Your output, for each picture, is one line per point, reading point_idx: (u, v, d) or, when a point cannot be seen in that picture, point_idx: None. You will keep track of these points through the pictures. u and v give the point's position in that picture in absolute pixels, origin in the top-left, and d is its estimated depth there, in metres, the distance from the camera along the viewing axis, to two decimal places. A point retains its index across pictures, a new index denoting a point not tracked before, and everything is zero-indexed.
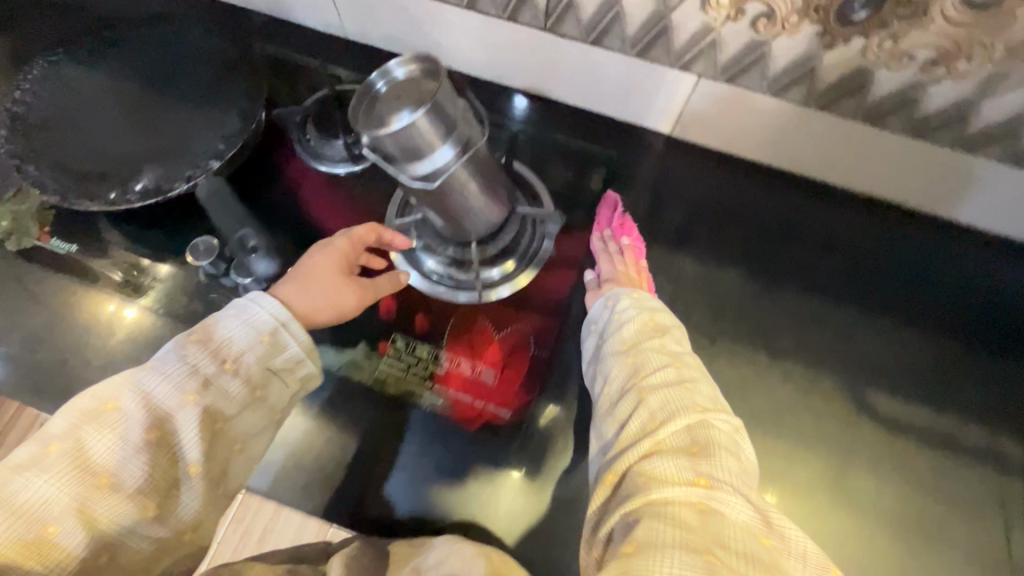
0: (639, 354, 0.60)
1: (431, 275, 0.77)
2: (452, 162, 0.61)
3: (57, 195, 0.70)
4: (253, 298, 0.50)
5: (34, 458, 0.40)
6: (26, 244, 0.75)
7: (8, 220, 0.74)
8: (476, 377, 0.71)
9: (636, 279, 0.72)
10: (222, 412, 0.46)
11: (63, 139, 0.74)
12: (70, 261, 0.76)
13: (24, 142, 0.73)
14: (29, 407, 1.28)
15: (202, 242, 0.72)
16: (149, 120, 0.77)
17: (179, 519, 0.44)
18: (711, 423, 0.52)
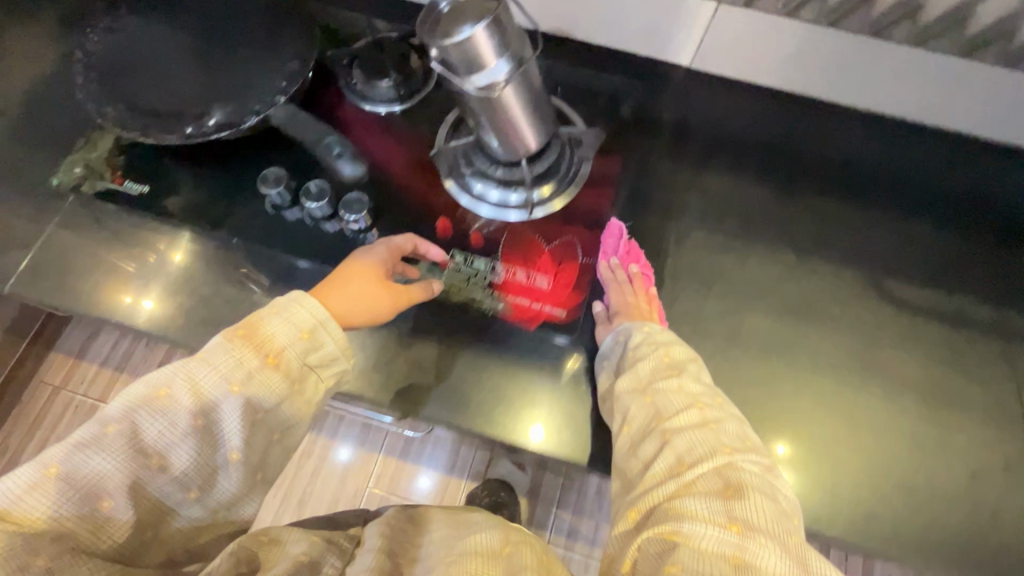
0: (657, 394, 0.57)
1: (481, 198, 0.76)
2: (508, 77, 0.60)
3: (139, 132, 0.72)
4: (297, 297, 0.52)
5: (92, 436, 0.43)
6: (101, 185, 0.78)
7: (85, 167, 0.79)
8: (530, 284, 0.72)
9: (648, 312, 0.68)
10: (262, 404, 0.48)
11: (132, 84, 0.75)
12: (142, 202, 0.77)
13: (103, 87, 0.74)
14: (62, 393, 1.35)
15: (271, 173, 0.74)
16: (215, 60, 0.76)
17: (218, 500, 0.47)
18: (742, 464, 0.49)
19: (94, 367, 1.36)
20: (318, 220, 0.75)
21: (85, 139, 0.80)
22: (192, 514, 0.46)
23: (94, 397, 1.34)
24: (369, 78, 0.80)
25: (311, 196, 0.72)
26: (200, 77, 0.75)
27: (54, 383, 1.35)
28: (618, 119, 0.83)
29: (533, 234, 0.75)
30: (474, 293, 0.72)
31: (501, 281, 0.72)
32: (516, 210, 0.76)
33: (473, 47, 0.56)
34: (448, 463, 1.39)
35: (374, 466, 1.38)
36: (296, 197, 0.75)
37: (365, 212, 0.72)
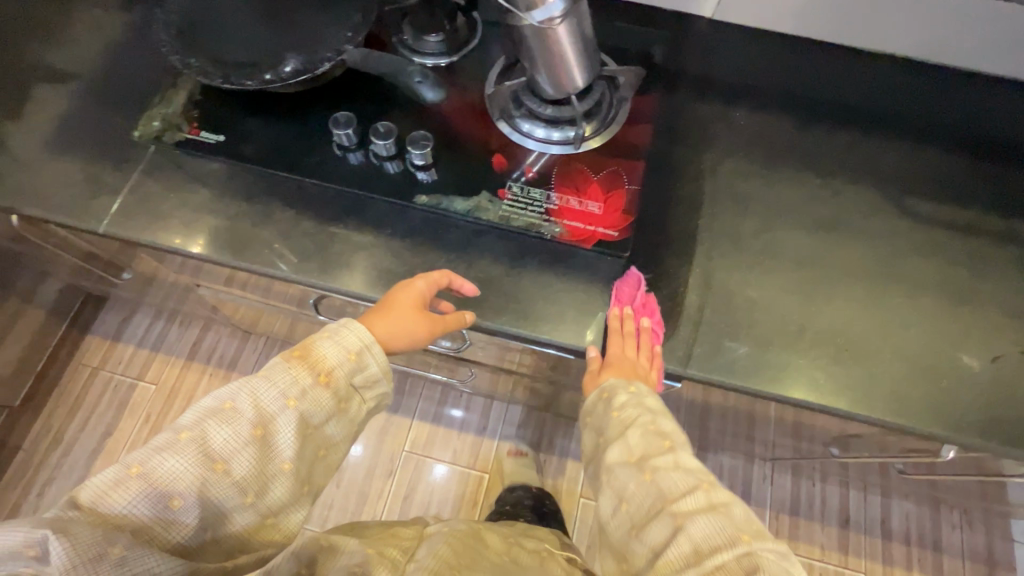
0: (655, 472, 0.53)
1: (531, 137, 0.71)
2: (563, 12, 0.58)
3: (219, 77, 0.65)
4: (345, 322, 0.56)
5: (168, 442, 0.47)
6: (180, 137, 0.70)
7: (161, 121, 0.70)
8: (582, 209, 0.68)
9: (644, 369, 0.62)
10: (313, 419, 0.53)
11: (188, 33, 0.67)
12: (220, 149, 0.69)
13: (177, 40, 0.67)
14: (100, 373, 1.42)
15: (340, 115, 0.68)
16: (286, 7, 0.69)
17: (269, 505, 0.50)
18: (760, 552, 0.46)
19: (130, 348, 1.45)
20: (380, 161, 0.69)
21: (159, 96, 0.72)
22: (245, 519, 0.49)
23: (133, 375, 1.42)
24: (417, 34, 0.75)
25: (379, 135, 0.67)
26: (262, 24, 0.68)
27: (93, 364, 1.43)
28: (651, 63, 0.78)
29: (581, 164, 0.70)
30: (530, 220, 0.67)
31: (553, 208, 0.68)
32: (559, 146, 0.71)
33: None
34: (479, 425, 1.43)
35: (408, 431, 1.42)
36: (362, 139, 0.69)
37: (430, 148, 0.68)
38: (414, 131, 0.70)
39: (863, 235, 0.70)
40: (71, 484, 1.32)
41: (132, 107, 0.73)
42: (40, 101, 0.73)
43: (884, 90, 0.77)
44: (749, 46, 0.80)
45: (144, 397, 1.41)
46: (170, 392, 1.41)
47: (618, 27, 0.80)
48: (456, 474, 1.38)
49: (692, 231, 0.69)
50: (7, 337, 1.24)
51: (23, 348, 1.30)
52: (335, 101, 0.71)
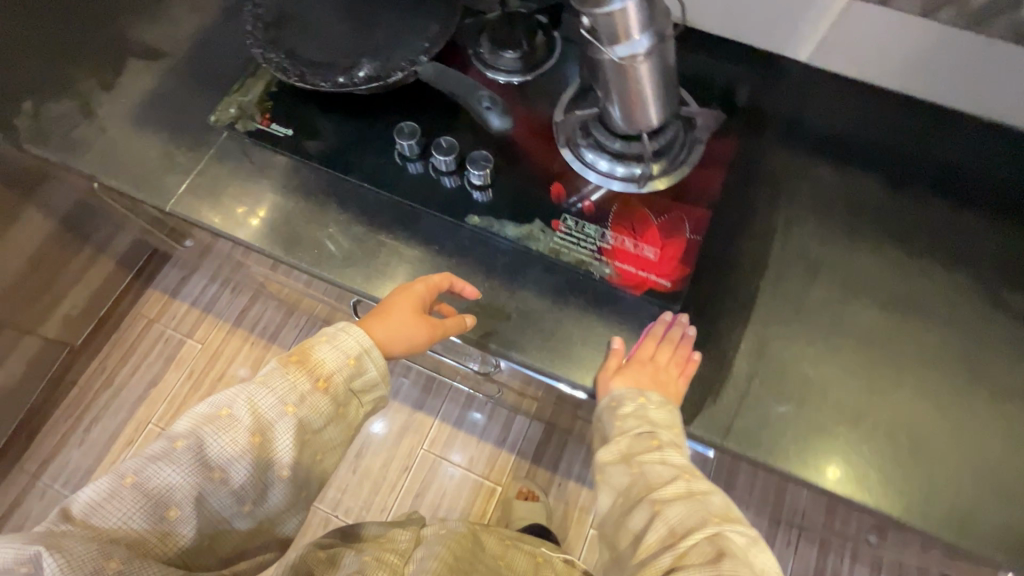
0: (642, 466, 0.55)
1: (594, 168, 0.68)
2: (646, 52, 0.56)
3: (295, 76, 0.66)
4: (344, 327, 0.59)
5: (165, 450, 0.50)
6: (251, 127, 0.72)
7: (236, 109, 0.73)
8: (636, 253, 0.64)
9: (661, 378, 0.59)
10: (312, 425, 0.55)
11: (274, 27, 0.69)
12: (286, 143, 0.70)
13: (262, 33, 0.68)
14: (154, 325, 1.51)
15: (406, 125, 0.68)
16: (368, 11, 0.69)
17: (266, 512, 0.54)
18: (727, 535, 0.48)
19: (185, 306, 1.52)
20: (438, 174, 0.69)
21: (238, 83, 0.75)
22: (245, 524, 0.53)
23: (183, 332, 1.50)
24: (493, 48, 0.74)
25: (442, 150, 0.67)
26: (343, 25, 0.68)
27: (150, 316, 1.51)
28: (732, 104, 0.73)
29: (642, 205, 0.67)
30: (581, 256, 0.65)
31: (606, 247, 0.65)
32: (621, 181, 0.68)
33: (624, 18, 0.53)
34: (498, 437, 1.42)
35: (429, 429, 1.43)
36: (423, 150, 0.69)
37: (490, 169, 0.66)
38: (475, 149, 0.68)
39: (937, 316, 0.64)
40: (115, 424, 1.41)
41: (214, 90, 0.75)
42: (133, 75, 0.76)
43: (990, 159, 0.69)
44: (844, 95, 0.74)
45: (191, 353, 1.48)
46: (215, 353, 1.48)
47: (705, 62, 0.75)
48: (468, 480, 1.38)
49: (749, 289, 0.65)
50: (77, 280, 1.33)
51: (91, 291, 1.38)
52: (404, 108, 0.71)
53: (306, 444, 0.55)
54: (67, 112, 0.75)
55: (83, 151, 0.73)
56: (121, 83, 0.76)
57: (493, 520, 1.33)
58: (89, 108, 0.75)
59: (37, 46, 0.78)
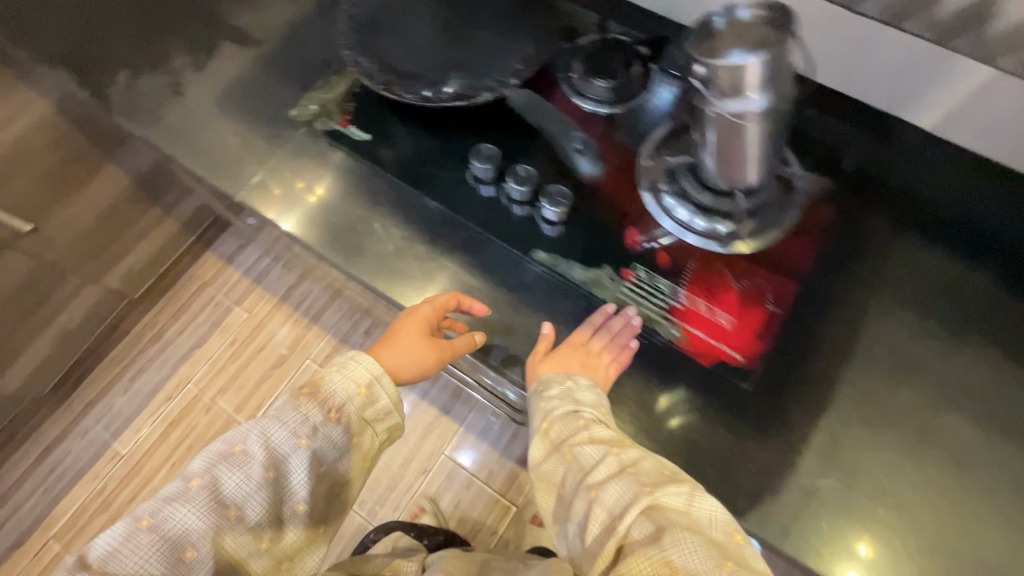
0: (571, 449, 0.58)
1: (675, 217, 0.63)
2: (760, 110, 0.51)
3: (381, 84, 0.64)
4: (354, 356, 0.64)
5: (180, 492, 0.55)
6: (330, 127, 0.71)
7: (318, 106, 0.72)
8: (709, 317, 0.59)
9: (588, 362, 0.63)
10: (325, 457, 0.60)
11: (365, 31, 0.67)
12: (361, 147, 0.69)
13: (354, 35, 0.67)
14: (206, 289, 1.55)
15: (486, 147, 0.65)
16: (463, 25, 0.67)
17: (282, 549, 0.58)
18: (663, 501, 0.51)
19: (238, 274, 1.56)
20: (509, 202, 0.66)
21: (323, 79, 0.74)
22: (261, 563, 0.57)
23: (231, 299, 1.54)
24: (584, 74, 0.68)
25: (518, 179, 0.64)
26: (436, 36, 0.66)
27: (203, 279, 1.56)
28: (839, 167, 0.67)
29: (724, 266, 0.62)
30: (648, 312, 0.61)
31: (677, 306, 0.60)
32: (698, 235, 0.62)
33: (741, 72, 0.48)
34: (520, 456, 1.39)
35: (452, 435, 1.41)
36: (499, 175, 0.66)
37: (565, 206, 0.63)
38: (554, 182, 0.65)
39: None
40: (157, 379, 1.46)
41: (299, 83, 0.75)
42: (223, 58, 0.77)
43: None
44: (972, 174, 0.65)
45: (236, 321, 1.52)
46: (258, 325, 1.51)
47: (815, 117, 0.69)
48: (483, 494, 1.36)
49: (826, 378, 0.59)
50: (144, 237, 1.38)
51: (155, 249, 1.43)
52: (484, 127, 0.68)
53: (321, 477, 0.60)
54: (157, 88, 0.76)
55: (166, 129, 0.74)
56: (212, 65, 0.77)
57: (503, 539, 1.31)
58: (179, 87, 0.76)
59: (139, 19, 0.80)
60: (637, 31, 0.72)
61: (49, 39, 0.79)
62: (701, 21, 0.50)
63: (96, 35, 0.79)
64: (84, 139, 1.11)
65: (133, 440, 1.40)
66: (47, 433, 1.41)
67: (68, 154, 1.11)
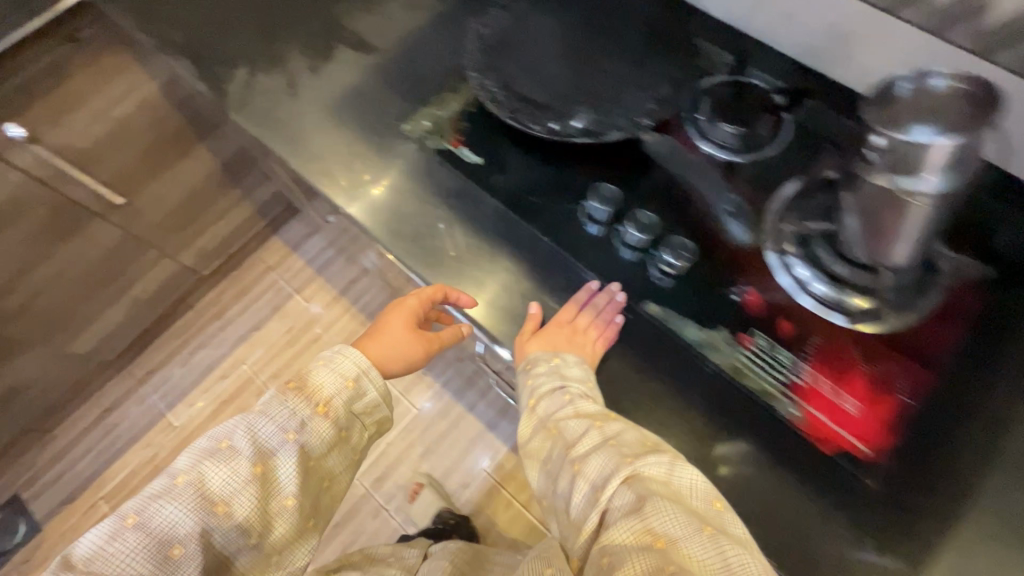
0: (556, 424, 0.60)
1: (797, 282, 0.58)
2: (933, 192, 0.47)
3: (507, 111, 0.61)
4: (340, 352, 0.69)
5: (166, 488, 0.60)
6: (441, 146, 0.69)
7: (431, 122, 0.71)
8: (834, 400, 0.55)
9: (577, 340, 0.61)
10: (313, 452, 0.64)
11: (494, 53, 0.65)
12: (473, 172, 0.68)
13: (482, 58, 0.65)
14: (269, 274, 1.58)
15: (606, 187, 0.62)
16: (594, 58, 0.64)
17: (271, 542, 0.62)
18: (643, 472, 0.54)
19: (302, 262, 1.58)
20: (619, 245, 0.63)
21: (436, 94, 0.72)
22: (246, 556, 0.61)
23: (293, 287, 1.56)
24: (712, 115, 0.63)
25: (637, 225, 0.61)
26: (568, 66, 0.64)
27: (269, 263, 1.58)
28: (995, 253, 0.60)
29: (855, 344, 0.57)
30: (767, 385, 0.56)
31: (799, 383, 0.56)
32: (815, 299, 0.58)
33: (921, 152, 0.44)
34: None
35: (493, 451, 1.39)
36: (614, 217, 0.63)
37: (686, 261, 0.59)
38: (674, 232, 0.61)
39: None
40: (215, 356, 1.49)
41: (413, 97, 0.73)
42: (339, 64, 0.76)
43: None
44: None
45: (295, 309, 1.54)
46: (316, 315, 1.53)
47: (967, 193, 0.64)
48: (518, 516, 1.34)
49: (961, 487, 0.53)
50: (220, 220, 1.41)
51: (228, 231, 1.46)
52: (603, 164, 0.65)
53: (311, 470, 0.65)
54: (273, 87, 0.76)
55: (276, 129, 0.74)
56: (328, 70, 0.76)
57: None
58: (294, 89, 0.76)
59: (261, 17, 0.80)
60: (772, 79, 0.68)
61: (175, 30, 0.79)
62: (880, 87, 0.47)
63: (219, 29, 0.79)
64: (182, 123, 1.14)
65: (186, 414, 1.44)
66: (108, 396, 1.46)
67: (166, 137, 1.13)
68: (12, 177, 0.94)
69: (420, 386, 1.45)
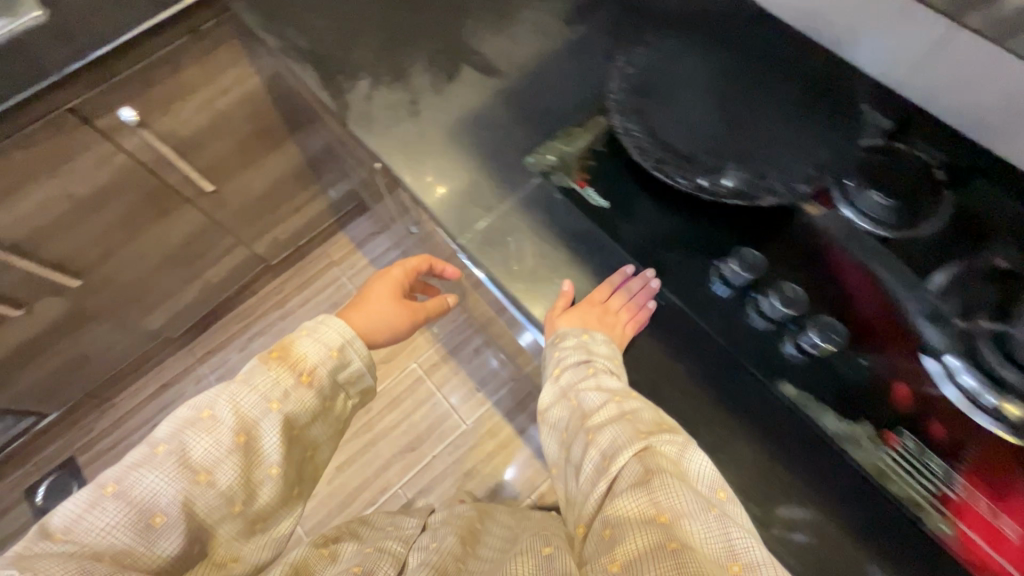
0: (578, 395, 0.61)
1: (946, 370, 0.52)
2: None
3: (654, 162, 0.58)
4: (322, 321, 0.73)
5: (146, 458, 0.61)
6: (567, 184, 0.66)
7: (556, 159, 0.68)
8: (992, 522, 0.49)
9: (608, 320, 0.61)
10: (295, 420, 0.68)
11: (640, 95, 0.62)
12: (600, 217, 0.64)
13: (628, 99, 0.62)
14: (333, 270, 1.58)
15: (749, 254, 0.57)
16: (748, 112, 0.61)
17: (255, 509, 0.65)
18: (657, 449, 0.54)
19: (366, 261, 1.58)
20: (751, 313, 0.58)
21: (564, 129, 0.69)
22: (230, 525, 0.63)
23: (355, 285, 1.56)
24: (862, 181, 0.58)
25: (779, 301, 0.56)
26: (723, 118, 0.60)
27: (332, 258, 1.59)
28: None
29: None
30: (913, 494, 0.51)
31: (953, 496, 0.50)
32: (961, 392, 0.51)
33: None
34: None
35: (540, 483, 1.35)
36: (751, 285, 0.58)
37: (833, 347, 0.54)
38: (820, 312, 0.55)
39: None
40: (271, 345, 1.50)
41: (539, 129, 0.70)
42: (464, 85, 0.74)
43: None
44: None
45: None
46: None
47: None
48: None
49: None
50: (295, 212, 1.41)
51: (300, 224, 1.47)
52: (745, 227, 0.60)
53: (292, 438, 0.69)
54: (394, 103, 0.74)
55: (393, 146, 0.72)
56: (451, 89, 0.74)
57: None
58: (415, 108, 0.74)
59: (388, 28, 0.78)
60: (941, 147, 0.62)
61: (300, 34, 0.79)
62: None
63: (343, 36, 0.78)
64: (277, 117, 1.14)
65: None
66: (166, 371, 1.48)
67: (261, 129, 1.14)
68: (118, 159, 0.96)
69: (472, 402, 1.43)
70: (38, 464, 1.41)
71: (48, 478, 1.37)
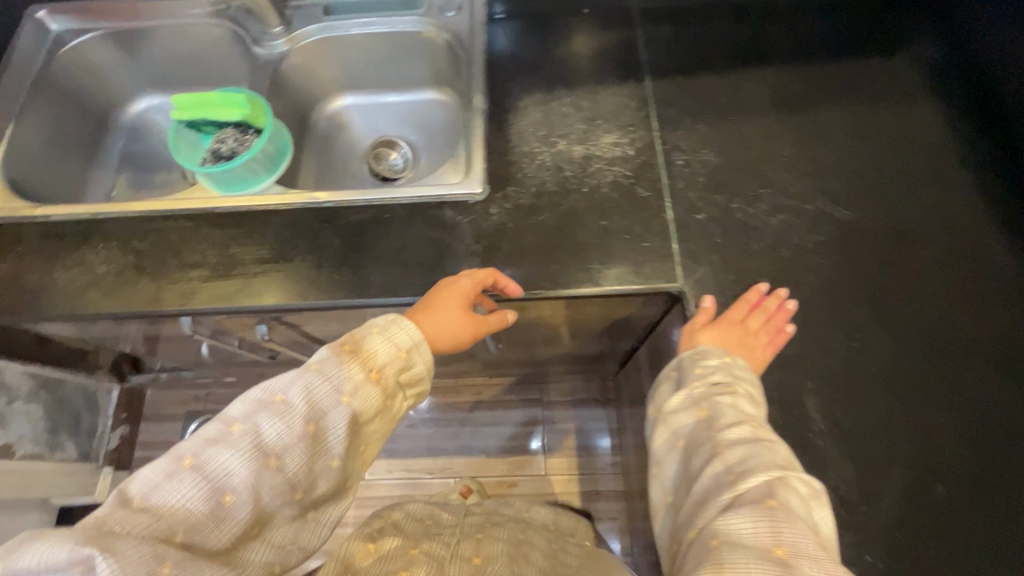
0: (711, 406, 0.50)
1: None
2: None
3: None
4: (394, 319, 0.55)
5: (220, 434, 0.45)
6: None
7: None
8: None
9: (749, 343, 0.55)
10: (361, 417, 0.51)
11: None
12: None
13: None
14: (537, 413, 1.39)
15: None
16: None
17: (314, 502, 0.49)
18: (790, 483, 0.43)
19: (574, 427, 1.37)
20: None
21: None
22: (290, 518, 0.48)
23: (547, 444, 1.36)
24: None
25: None
26: None
27: (543, 399, 1.40)
28: None
29: None
30: None
31: None
32: None
33: None
34: None
35: None
36: None
37: None
38: None
39: None
40: (438, 444, 1.38)
41: None
42: None
43: None
44: None
45: (533, 467, 1.35)
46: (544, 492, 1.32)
47: None
48: None
49: None
50: (549, 362, 1.21)
51: (541, 368, 1.28)
52: None
53: (358, 436, 0.52)
54: None
55: None
56: None
57: None
58: None
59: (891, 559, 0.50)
60: None
61: None
62: None
63: None
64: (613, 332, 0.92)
65: (384, 477, 1.35)
66: None
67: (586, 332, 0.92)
68: None
69: None
70: (206, 399, 1.46)
71: (201, 421, 1.41)
